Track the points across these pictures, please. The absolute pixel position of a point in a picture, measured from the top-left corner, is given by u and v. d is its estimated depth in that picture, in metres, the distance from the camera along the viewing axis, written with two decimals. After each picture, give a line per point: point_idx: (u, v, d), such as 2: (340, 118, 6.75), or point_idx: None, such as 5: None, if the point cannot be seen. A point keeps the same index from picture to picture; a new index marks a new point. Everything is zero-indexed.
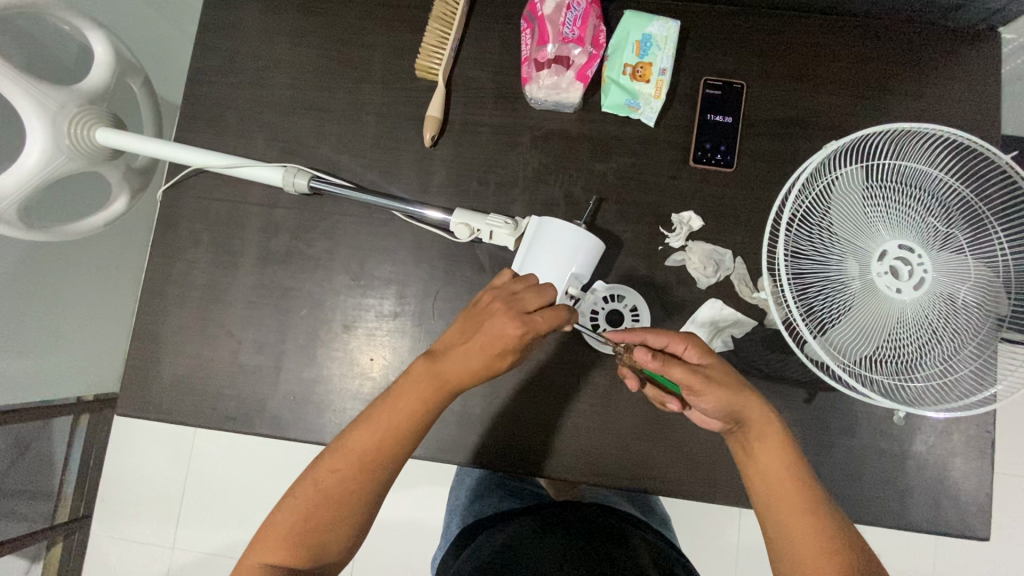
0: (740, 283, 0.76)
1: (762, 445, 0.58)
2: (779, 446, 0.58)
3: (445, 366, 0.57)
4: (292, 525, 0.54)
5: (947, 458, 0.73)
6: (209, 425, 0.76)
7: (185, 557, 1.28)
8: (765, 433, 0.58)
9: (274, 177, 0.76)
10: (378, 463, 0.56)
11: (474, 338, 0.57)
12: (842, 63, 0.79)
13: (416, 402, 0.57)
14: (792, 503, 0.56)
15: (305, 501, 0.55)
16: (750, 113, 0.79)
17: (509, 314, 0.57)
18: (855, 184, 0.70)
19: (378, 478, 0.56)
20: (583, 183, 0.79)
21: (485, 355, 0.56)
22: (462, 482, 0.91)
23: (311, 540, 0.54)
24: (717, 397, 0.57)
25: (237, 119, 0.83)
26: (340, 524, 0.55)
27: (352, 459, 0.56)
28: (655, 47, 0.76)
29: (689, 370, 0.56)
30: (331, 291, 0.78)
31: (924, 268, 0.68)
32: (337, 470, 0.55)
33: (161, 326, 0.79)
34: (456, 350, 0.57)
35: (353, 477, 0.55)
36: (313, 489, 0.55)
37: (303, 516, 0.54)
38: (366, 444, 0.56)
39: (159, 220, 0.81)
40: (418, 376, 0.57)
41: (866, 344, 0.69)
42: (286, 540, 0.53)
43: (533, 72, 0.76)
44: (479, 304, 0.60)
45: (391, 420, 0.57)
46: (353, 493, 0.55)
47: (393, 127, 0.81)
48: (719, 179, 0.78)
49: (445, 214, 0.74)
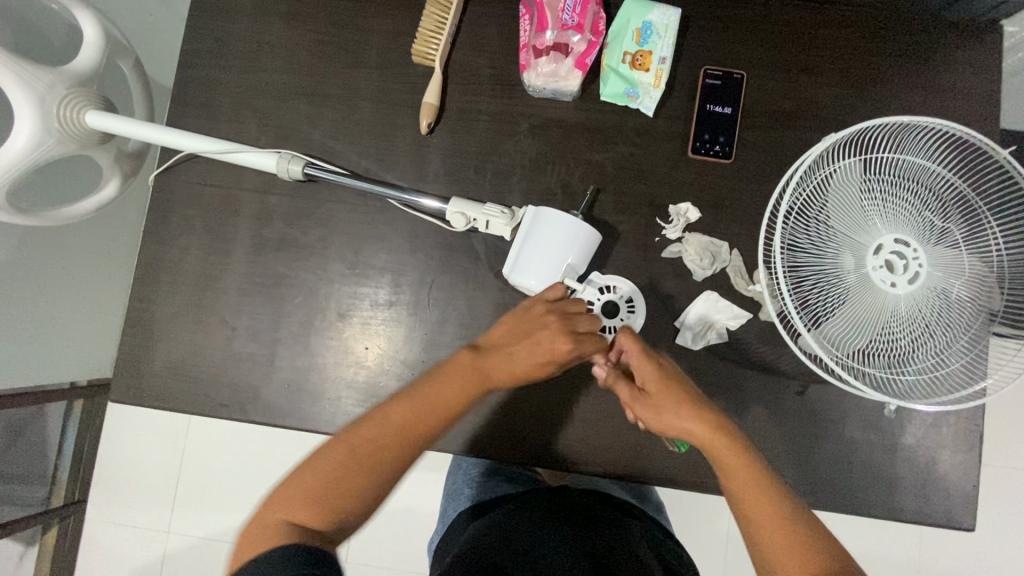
0: (736, 276, 0.76)
1: (723, 456, 0.58)
2: (741, 459, 0.57)
3: (491, 363, 0.60)
4: (321, 485, 0.52)
5: (936, 450, 0.74)
6: (203, 413, 0.76)
7: (181, 541, 1.28)
8: (722, 445, 0.58)
9: (267, 163, 0.75)
10: (418, 437, 0.56)
11: (522, 343, 0.61)
12: (843, 54, 0.78)
13: (463, 392, 0.58)
14: (764, 515, 0.54)
15: (335, 466, 0.53)
16: (750, 104, 0.78)
17: (562, 331, 0.60)
18: (853, 178, 0.70)
19: (409, 457, 0.56)
20: (580, 173, 0.78)
21: (528, 360, 0.60)
22: (458, 468, 0.89)
23: (333, 505, 0.52)
24: (652, 419, 0.61)
25: (229, 103, 0.82)
26: (364, 495, 0.53)
27: (391, 432, 0.55)
28: (655, 35, 0.76)
29: (629, 395, 0.63)
30: (326, 279, 0.78)
31: (918, 263, 0.68)
32: (377, 436, 0.55)
33: (154, 312, 0.78)
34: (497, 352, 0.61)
35: (387, 452, 0.55)
36: (348, 452, 0.54)
37: (337, 475, 0.52)
38: (406, 420, 0.56)
39: (151, 205, 0.80)
40: (463, 364, 0.60)
41: (859, 338, 0.70)
42: (312, 502, 0.51)
43: (531, 58, 0.75)
44: (534, 308, 0.63)
45: (438, 398, 0.58)
46: (385, 467, 0.54)
47: (389, 114, 0.80)
48: (717, 171, 0.77)
49: (442, 203, 0.73)
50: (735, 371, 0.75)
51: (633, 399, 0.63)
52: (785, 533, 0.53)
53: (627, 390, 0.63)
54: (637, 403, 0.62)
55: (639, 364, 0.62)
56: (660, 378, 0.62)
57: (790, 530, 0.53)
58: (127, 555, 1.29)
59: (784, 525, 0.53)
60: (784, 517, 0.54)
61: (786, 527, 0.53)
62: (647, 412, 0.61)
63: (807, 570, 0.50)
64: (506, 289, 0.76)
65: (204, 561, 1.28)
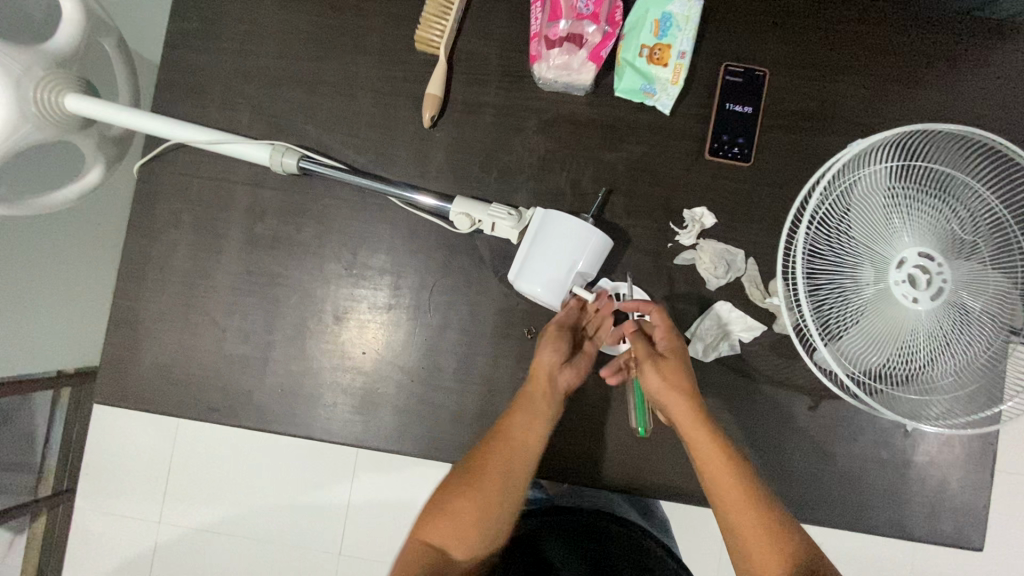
0: (751, 286, 0.72)
1: (715, 474, 0.61)
2: (731, 474, 0.60)
3: (542, 375, 0.64)
4: (454, 514, 0.57)
5: (949, 469, 0.72)
6: (192, 417, 0.73)
7: (172, 531, 1.26)
8: (715, 462, 0.61)
9: (260, 156, 0.71)
10: (516, 456, 0.60)
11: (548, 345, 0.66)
12: (871, 53, 0.74)
13: (544, 398, 0.63)
14: (750, 526, 0.58)
15: (462, 496, 0.57)
16: (773, 104, 0.74)
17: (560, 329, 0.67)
18: (878, 186, 0.67)
19: (526, 467, 0.60)
20: (592, 173, 0.74)
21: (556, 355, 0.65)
22: None
23: (473, 529, 0.56)
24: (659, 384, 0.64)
25: (220, 88, 0.77)
26: (496, 511, 0.57)
27: (498, 452, 0.60)
28: (675, 27, 0.71)
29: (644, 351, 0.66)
30: (321, 280, 0.74)
31: (943, 277, 0.65)
32: (482, 467, 0.59)
33: (142, 310, 0.75)
34: (545, 354, 0.65)
35: (499, 474, 0.59)
36: (466, 481, 0.58)
37: (463, 505, 0.57)
38: (506, 441, 0.61)
39: (137, 197, 0.76)
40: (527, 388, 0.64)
41: (876, 354, 0.68)
42: (452, 528, 0.56)
43: (542, 49, 0.70)
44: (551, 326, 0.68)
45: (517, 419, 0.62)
46: (506, 483, 0.59)
47: (389, 105, 0.76)
48: (735, 174, 0.74)
49: (439, 201, 0.70)
50: (745, 384, 0.72)
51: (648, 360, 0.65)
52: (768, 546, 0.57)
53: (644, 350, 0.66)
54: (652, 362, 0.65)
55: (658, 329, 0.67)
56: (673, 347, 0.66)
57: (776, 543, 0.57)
58: (117, 546, 1.27)
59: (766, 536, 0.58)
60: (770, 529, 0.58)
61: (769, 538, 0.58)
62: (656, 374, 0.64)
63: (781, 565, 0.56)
64: (511, 295, 0.73)
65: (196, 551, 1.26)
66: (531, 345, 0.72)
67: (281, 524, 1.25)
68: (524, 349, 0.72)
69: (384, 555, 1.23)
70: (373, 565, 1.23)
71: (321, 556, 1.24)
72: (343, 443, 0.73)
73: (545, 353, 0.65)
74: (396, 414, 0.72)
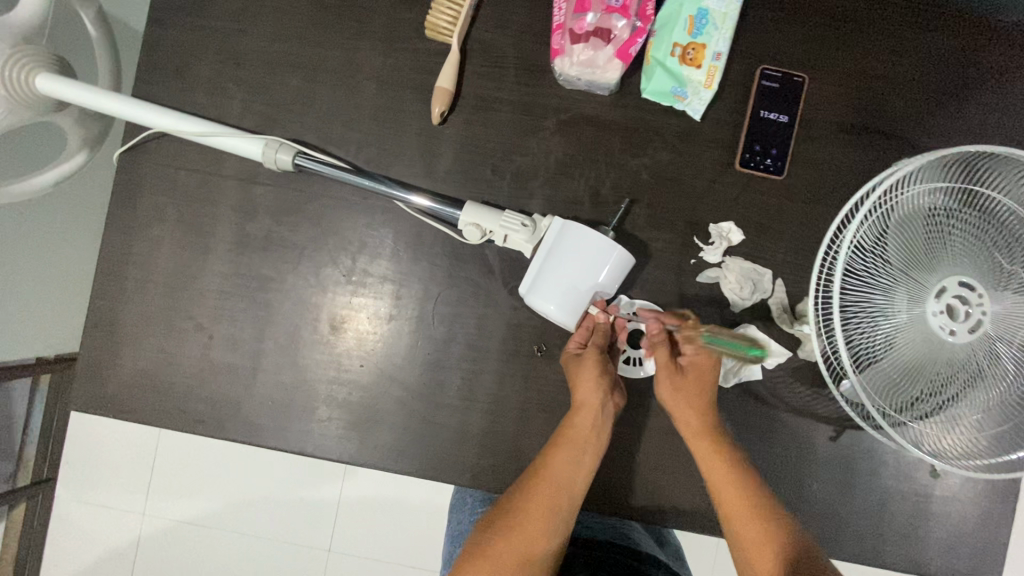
0: (777, 309, 0.68)
1: (724, 485, 0.60)
2: (740, 487, 0.60)
3: (586, 415, 0.60)
4: (495, 562, 0.54)
5: (972, 505, 0.69)
6: (177, 428, 0.68)
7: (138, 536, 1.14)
8: (722, 473, 0.60)
9: (251, 150, 0.65)
10: (560, 506, 0.57)
11: (587, 379, 0.60)
12: (918, 60, 0.68)
13: (589, 443, 0.59)
14: (762, 553, 0.57)
15: (500, 543, 0.55)
16: (811, 112, 0.69)
17: (596, 362, 0.61)
18: (918, 208, 0.62)
19: (567, 514, 0.57)
20: (612, 181, 0.69)
21: (602, 394, 0.60)
22: (463, 504, 0.74)
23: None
24: (677, 398, 0.62)
25: (209, 71, 0.70)
26: (539, 557, 0.55)
27: (543, 492, 0.57)
28: (711, 25, 0.65)
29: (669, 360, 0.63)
30: (317, 285, 0.69)
31: (982, 310, 0.60)
32: (523, 513, 0.56)
33: (121, 311, 0.69)
34: (586, 385, 0.60)
35: (541, 523, 0.56)
36: (507, 527, 0.55)
37: (505, 551, 0.54)
38: (547, 487, 0.57)
39: (118, 189, 0.70)
40: (569, 429, 0.60)
41: (909, 389, 0.62)
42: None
43: (565, 43, 0.64)
44: (571, 354, 0.64)
45: (558, 464, 0.58)
46: (549, 525, 0.56)
47: (395, 96, 0.69)
48: (765, 188, 0.69)
49: (432, 202, 0.65)
50: (764, 411, 0.69)
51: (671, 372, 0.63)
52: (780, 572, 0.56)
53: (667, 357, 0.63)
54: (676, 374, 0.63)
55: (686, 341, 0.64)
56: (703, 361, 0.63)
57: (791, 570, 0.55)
58: (82, 551, 1.15)
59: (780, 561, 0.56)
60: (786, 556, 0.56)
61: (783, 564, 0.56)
62: (677, 387, 0.62)
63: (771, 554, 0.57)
64: (521, 310, 0.68)
65: (168, 559, 1.14)
66: (540, 364, 0.68)
67: (269, 517, 1.13)
68: (532, 368, 0.67)
69: (382, 555, 1.12)
70: (368, 566, 1.12)
71: (311, 552, 1.12)
72: (337, 459, 0.68)
73: (586, 384, 0.60)
74: (395, 432, 0.68)
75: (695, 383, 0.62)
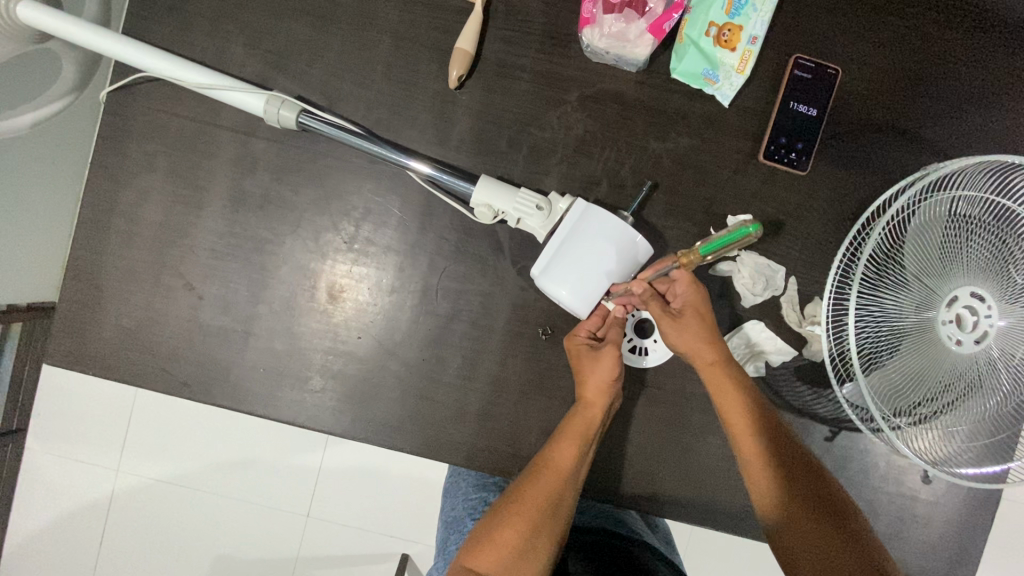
0: (788, 307, 0.67)
1: (741, 427, 0.58)
2: (753, 433, 0.58)
3: (586, 403, 0.59)
4: (500, 543, 0.53)
5: (957, 511, 0.70)
6: (159, 389, 0.65)
7: (105, 496, 1.11)
8: (741, 416, 0.58)
9: (253, 103, 0.61)
10: (560, 492, 0.56)
11: (591, 362, 0.60)
12: (956, 64, 0.66)
13: (591, 433, 0.59)
14: (762, 482, 0.57)
15: (500, 526, 0.54)
16: (840, 108, 0.67)
17: (614, 356, 0.59)
18: (943, 212, 0.59)
19: (565, 502, 0.56)
20: (632, 163, 0.66)
21: (603, 375, 0.59)
22: (458, 487, 0.73)
23: (521, 562, 0.52)
24: (686, 338, 0.59)
25: (210, 12, 0.65)
26: (544, 542, 0.53)
27: (543, 478, 0.56)
28: (750, 6, 0.62)
29: (661, 308, 0.60)
30: (316, 251, 0.66)
31: (992, 322, 0.57)
32: (523, 498, 0.55)
33: (104, 264, 0.65)
34: (595, 380, 0.59)
35: (541, 509, 0.55)
36: (513, 511, 0.54)
37: (505, 533, 0.53)
38: (548, 472, 0.57)
39: (104, 133, 0.65)
40: (570, 418, 0.60)
41: (911, 394, 0.60)
42: (497, 557, 0.52)
43: (596, 12, 0.60)
44: (575, 338, 0.62)
45: (559, 452, 0.58)
46: (548, 509, 0.55)
47: (411, 55, 0.65)
48: (787, 183, 0.67)
49: (433, 168, 0.61)
50: None
51: (672, 320, 0.60)
52: (785, 500, 0.55)
53: (662, 309, 0.60)
54: (677, 321, 0.59)
55: (680, 283, 0.60)
56: (699, 307, 0.60)
57: (794, 502, 0.55)
58: (43, 507, 1.11)
59: (782, 493, 0.56)
60: (790, 489, 0.56)
61: (785, 493, 0.55)
62: (682, 329, 0.59)
63: (777, 494, 0.56)
64: (529, 290, 0.66)
65: (135, 519, 1.11)
66: (544, 347, 0.66)
67: (250, 478, 1.10)
68: (536, 350, 0.66)
69: (361, 522, 1.11)
70: (346, 534, 1.11)
71: (288, 515, 1.10)
72: (326, 432, 0.65)
73: (597, 375, 0.59)
74: (389, 407, 0.65)
75: (695, 324, 0.59)
